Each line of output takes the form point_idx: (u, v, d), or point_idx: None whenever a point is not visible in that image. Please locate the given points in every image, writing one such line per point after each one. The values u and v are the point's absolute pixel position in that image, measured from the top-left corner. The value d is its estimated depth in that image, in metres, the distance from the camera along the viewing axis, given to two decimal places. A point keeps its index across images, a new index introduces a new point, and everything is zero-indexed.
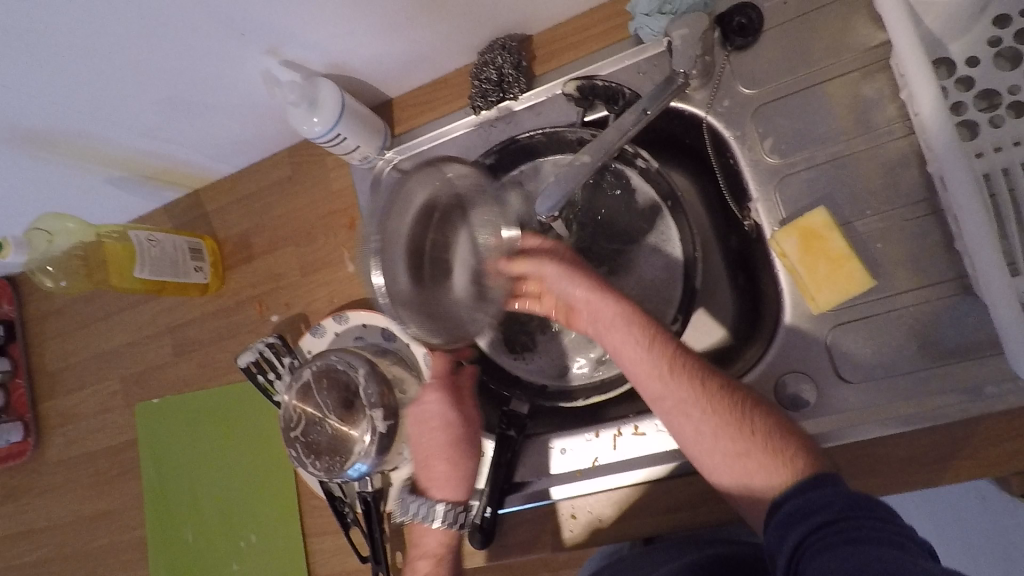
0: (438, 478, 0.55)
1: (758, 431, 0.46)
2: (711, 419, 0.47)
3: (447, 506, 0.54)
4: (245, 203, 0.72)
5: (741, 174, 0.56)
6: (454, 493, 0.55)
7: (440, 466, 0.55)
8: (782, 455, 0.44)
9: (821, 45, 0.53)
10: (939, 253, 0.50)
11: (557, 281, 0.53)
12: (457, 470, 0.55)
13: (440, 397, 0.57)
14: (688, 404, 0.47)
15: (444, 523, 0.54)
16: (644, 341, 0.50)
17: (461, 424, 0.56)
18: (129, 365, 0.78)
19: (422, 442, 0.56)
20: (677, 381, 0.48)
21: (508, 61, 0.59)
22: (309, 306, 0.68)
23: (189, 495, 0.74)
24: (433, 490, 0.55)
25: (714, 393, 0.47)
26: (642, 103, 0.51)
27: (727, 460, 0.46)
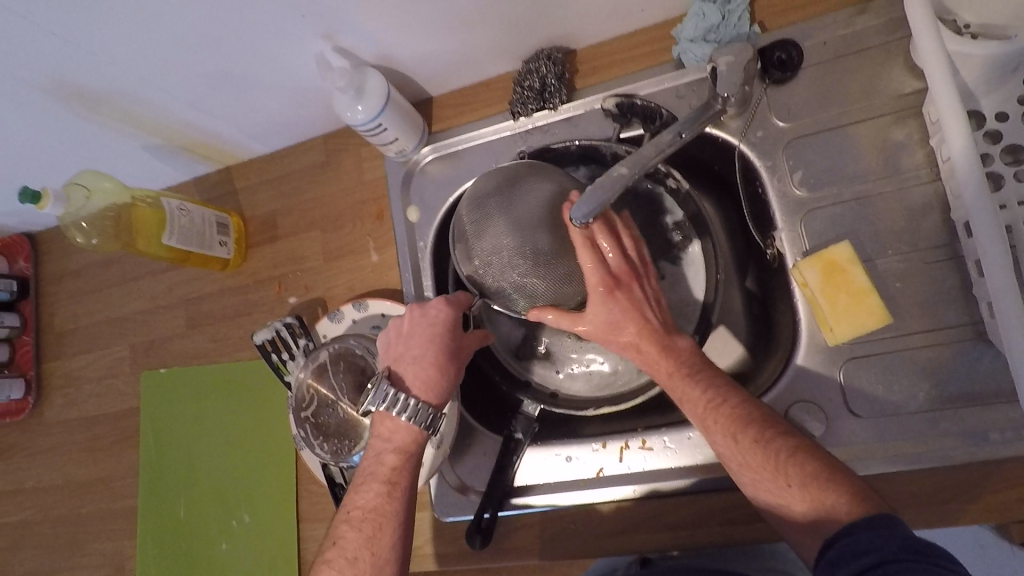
0: (418, 376, 0.53)
1: (791, 472, 0.43)
2: (767, 478, 0.44)
3: (421, 404, 0.52)
4: (275, 184, 0.73)
5: (768, 205, 0.57)
6: (429, 394, 0.53)
7: (417, 366, 0.53)
8: (817, 499, 0.41)
9: (856, 87, 0.55)
10: (956, 297, 0.51)
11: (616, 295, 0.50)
12: (436, 372, 0.53)
13: (446, 305, 0.55)
14: (744, 464, 0.45)
15: (411, 418, 0.52)
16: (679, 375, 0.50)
17: (460, 335, 0.55)
18: (140, 333, 0.78)
19: (403, 340, 0.54)
20: (718, 402, 0.47)
21: (552, 72, 0.61)
22: (327, 291, 0.69)
23: (184, 468, 0.73)
24: (408, 388, 0.53)
25: (747, 434, 0.45)
26: (679, 125, 0.53)
27: (771, 498, 0.44)
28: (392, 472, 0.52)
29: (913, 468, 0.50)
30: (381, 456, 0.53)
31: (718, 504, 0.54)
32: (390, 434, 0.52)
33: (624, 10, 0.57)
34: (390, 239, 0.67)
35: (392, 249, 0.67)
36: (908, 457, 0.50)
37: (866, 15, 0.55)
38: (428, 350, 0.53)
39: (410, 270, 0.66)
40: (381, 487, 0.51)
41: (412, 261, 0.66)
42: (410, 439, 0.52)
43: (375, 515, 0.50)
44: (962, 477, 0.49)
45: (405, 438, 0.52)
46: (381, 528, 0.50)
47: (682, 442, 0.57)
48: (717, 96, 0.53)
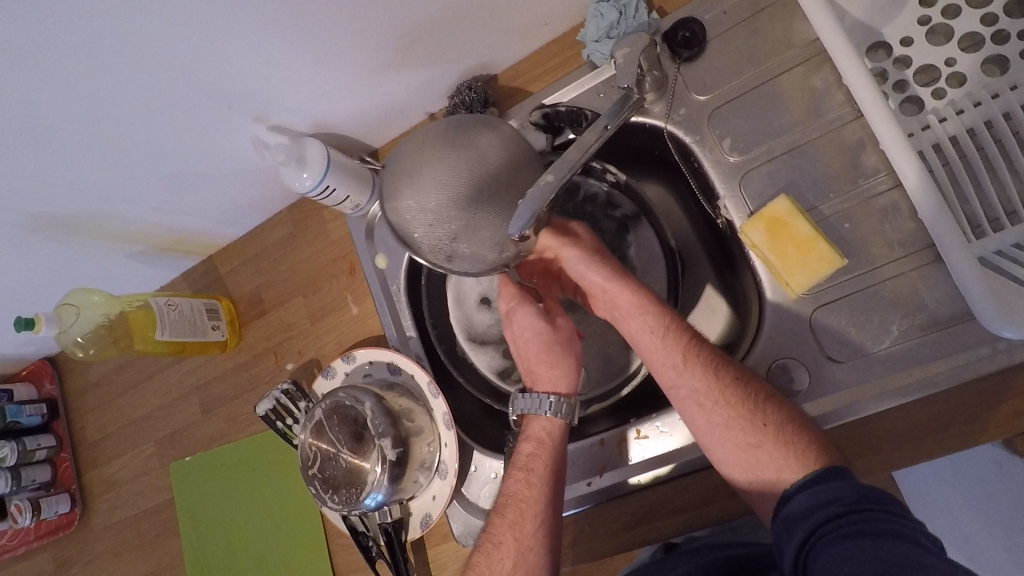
0: (547, 374, 0.57)
1: (769, 425, 0.47)
2: (743, 427, 0.47)
3: (555, 398, 0.55)
4: (254, 262, 0.77)
5: (707, 176, 0.58)
6: (562, 385, 0.56)
7: (539, 370, 0.57)
8: (797, 453, 0.45)
9: (763, 47, 0.56)
10: (907, 224, 0.51)
11: (578, 266, 0.56)
12: (562, 366, 0.57)
13: (524, 307, 0.58)
14: (722, 414, 0.48)
15: (555, 413, 0.55)
16: (660, 331, 0.51)
17: (554, 325, 0.58)
18: (162, 428, 0.82)
19: (520, 350, 0.59)
20: (690, 369, 0.50)
21: (474, 99, 0.63)
22: (320, 351, 0.72)
23: (224, 546, 0.76)
24: (539, 385, 0.57)
25: (726, 386, 0.48)
26: (603, 120, 0.55)
27: (737, 451, 0.47)
28: (529, 459, 0.55)
29: (904, 402, 0.49)
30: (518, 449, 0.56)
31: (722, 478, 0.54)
32: (529, 436, 0.56)
33: (528, 28, 0.60)
34: (366, 289, 0.70)
35: (370, 298, 0.70)
36: (898, 392, 0.49)
37: None
38: (541, 350, 0.57)
39: (388, 314, 0.68)
40: (522, 474, 0.54)
41: (389, 305, 0.69)
42: (557, 432, 0.55)
43: (518, 502, 0.53)
44: (953, 400, 0.48)
45: (554, 428, 0.56)
46: (528, 512, 0.52)
47: (675, 424, 0.57)
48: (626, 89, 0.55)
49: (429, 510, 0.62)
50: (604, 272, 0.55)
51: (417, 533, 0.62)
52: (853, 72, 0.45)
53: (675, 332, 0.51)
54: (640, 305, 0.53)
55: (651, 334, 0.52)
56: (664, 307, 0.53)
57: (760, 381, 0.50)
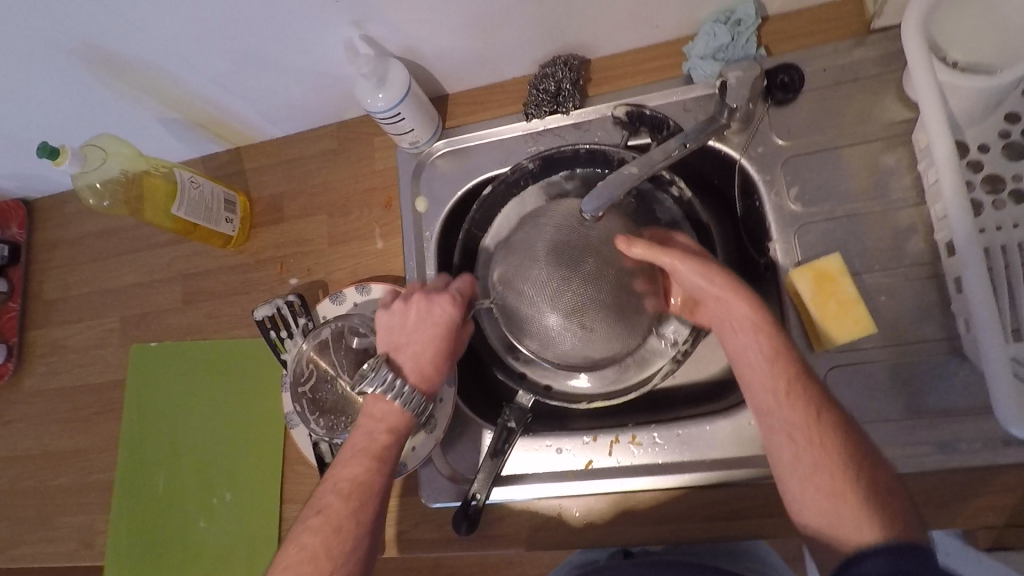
0: (415, 361, 0.53)
1: (859, 479, 0.41)
2: (832, 477, 0.41)
3: (409, 390, 0.52)
4: (285, 167, 0.74)
5: (765, 216, 0.60)
6: (421, 386, 0.53)
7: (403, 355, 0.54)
8: (880, 521, 0.39)
9: (851, 113, 0.59)
10: (935, 313, 0.54)
11: (687, 273, 0.52)
12: (435, 363, 0.54)
13: (452, 304, 0.55)
14: (810, 461, 0.42)
15: (404, 405, 0.51)
16: (771, 354, 0.46)
17: (459, 334, 0.56)
18: (133, 306, 0.78)
19: (398, 327, 0.54)
20: (788, 385, 0.45)
21: (567, 77, 0.63)
22: (330, 274, 0.70)
23: (166, 442, 0.73)
24: (401, 371, 0.53)
25: (824, 428, 0.43)
26: (685, 135, 0.56)
27: (818, 507, 0.41)
28: (375, 442, 0.50)
29: (887, 471, 0.53)
30: (371, 435, 0.51)
31: (700, 501, 0.56)
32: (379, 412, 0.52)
33: (641, 25, 0.61)
34: (398, 227, 0.69)
35: (398, 236, 0.69)
36: (886, 461, 0.53)
37: (864, 47, 0.59)
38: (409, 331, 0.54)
39: (414, 258, 0.67)
40: (369, 461, 0.49)
41: (417, 249, 0.67)
42: (402, 426, 0.51)
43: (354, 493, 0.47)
44: (931, 482, 0.52)
45: (396, 420, 0.51)
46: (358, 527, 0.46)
47: (670, 440, 0.58)
48: (728, 109, 0.57)
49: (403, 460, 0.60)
50: (706, 275, 0.51)
51: None
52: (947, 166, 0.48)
53: (769, 341, 0.47)
54: (752, 319, 0.48)
55: (750, 338, 0.48)
56: (779, 328, 0.48)
57: (865, 435, 0.44)
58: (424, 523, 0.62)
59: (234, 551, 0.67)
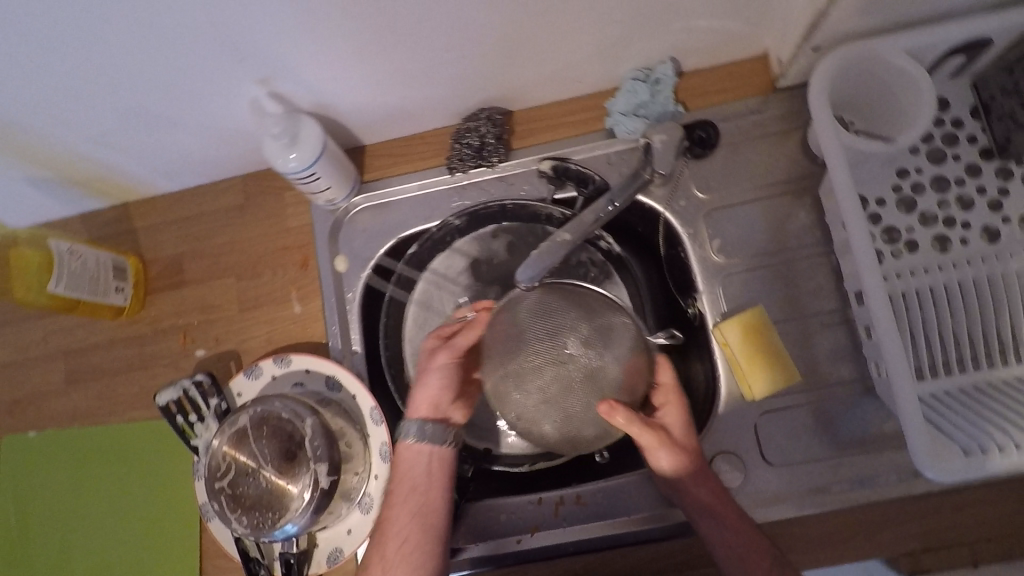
0: (438, 404, 0.56)
1: None
2: None
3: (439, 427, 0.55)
4: (182, 225, 0.67)
5: (689, 269, 0.62)
6: (451, 416, 0.57)
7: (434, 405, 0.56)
8: None
9: (763, 166, 0.62)
10: (847, 356, 0.58)
11: (653, 447, 0.51)
12: (451, 394, 0.57)
13: (472, 330, 0.56)
14: None
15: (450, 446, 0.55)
16: (714, 503, 0.51)
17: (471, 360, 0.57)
18: (1, 390, 0.67)
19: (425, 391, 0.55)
20: (721, 511, 0.51)
21: (492, 131, 0.62)
22: (242, 343, 0.64)
23: (54, 547, 0.64)
24: (421, 408, 0.56)
25: (767, 555, 0.49)
26: (611, 193, 0.56)
27: None
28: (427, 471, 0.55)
29: (818, 511, 0.55)
30: (405, 496, 0.53)
31: (648, 557, 0.56)
32: (407, 474, 0.54)
33: (562, 79, 0.60)
34: (316, 289, 0.64)
35: (318, 299, 0.64)
36: (814, 501, 0.56)
37: (770, 104, 0.61)
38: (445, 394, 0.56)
39: (337, 322, 0.63)
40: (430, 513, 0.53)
41: (340, 313, 0.63)
42: (443, 469, 0.55)
43: None
44: (857, 517, 0.55)
45: (436, 461, 0.55)
46: None
47: (615, 498, 0.58)
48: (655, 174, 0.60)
49: (340, 545, 0.57)
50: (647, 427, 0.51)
51: (320, 569, 0.57)
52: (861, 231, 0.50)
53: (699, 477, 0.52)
54: (697, 478, 0.52)
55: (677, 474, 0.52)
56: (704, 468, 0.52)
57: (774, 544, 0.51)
58: None
59: None
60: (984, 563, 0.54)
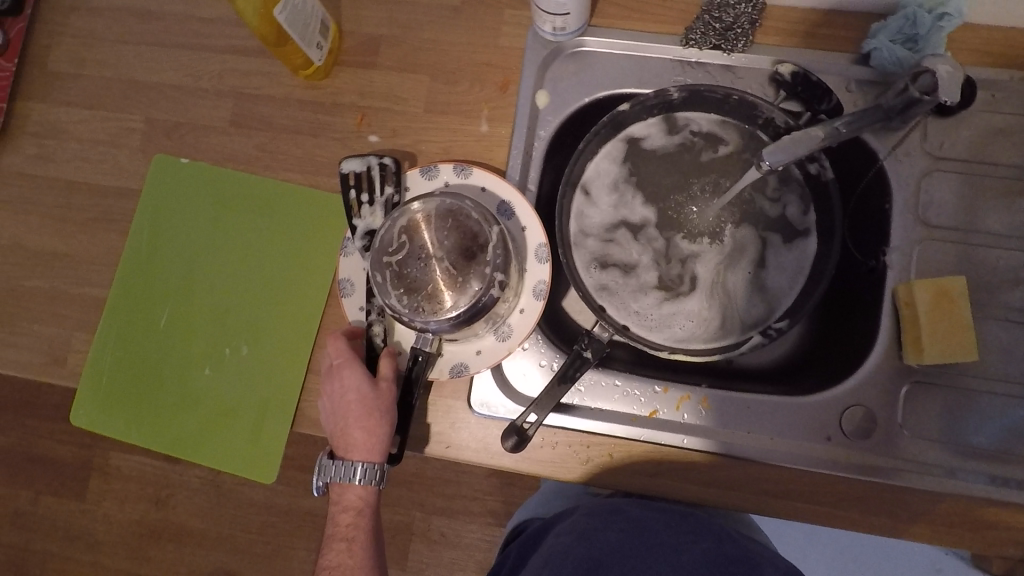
0: (360, 443, 0.55)
1: None
2: None
3: (369, 466, 0.55)
4: (391, 8, 0.65)
5: (890, 220, 0.59)
6: (372, 456, 0.55)
7: (353, 448, 0.55)
8: None
9: (1002, 145, 0.58)
10: (1021, 361, 0.56)
11: None
12: (378, 433, 0.55)
13: (337, 342, 0.56)
14: None
15: (367, 479, 0.56)
16: None
17: (385, 393, 0.55)
18: (167, 111, 0.66)
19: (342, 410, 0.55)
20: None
21: (747, 14, 0.58)
22: (418, 144, 0.63)
23: (181, 276, 0.63)
24: (354, 451, 0.55)
25: None
26: (846, 119, 0.52)
27: None
28: (356, 440, 0.55)
29: (938, 491, 0.55)
30: (337, 515, 0.58)
31: (753, 475, 0.56)
32: (348, 507, 0.57)
33: None
34: (509, 115, 0.62)
35: (507, 125, 0.62)
36: (934, 479, 0.55)
37: None
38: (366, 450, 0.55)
39: (521, 153, 0.61)
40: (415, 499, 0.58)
41: (527, 144, 0.61)
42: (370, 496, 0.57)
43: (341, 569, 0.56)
44: (970, 507, 0.54)
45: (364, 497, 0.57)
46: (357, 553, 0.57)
47: (738, 411, 0.58)
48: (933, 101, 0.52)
49: (466, 362, 0.57)
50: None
51: (439, 376, 0.57)
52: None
53: None
54: None
55: None
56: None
57: None
58: (465, 430, 0.58)
59: (239, 413, 0.61)
60: None
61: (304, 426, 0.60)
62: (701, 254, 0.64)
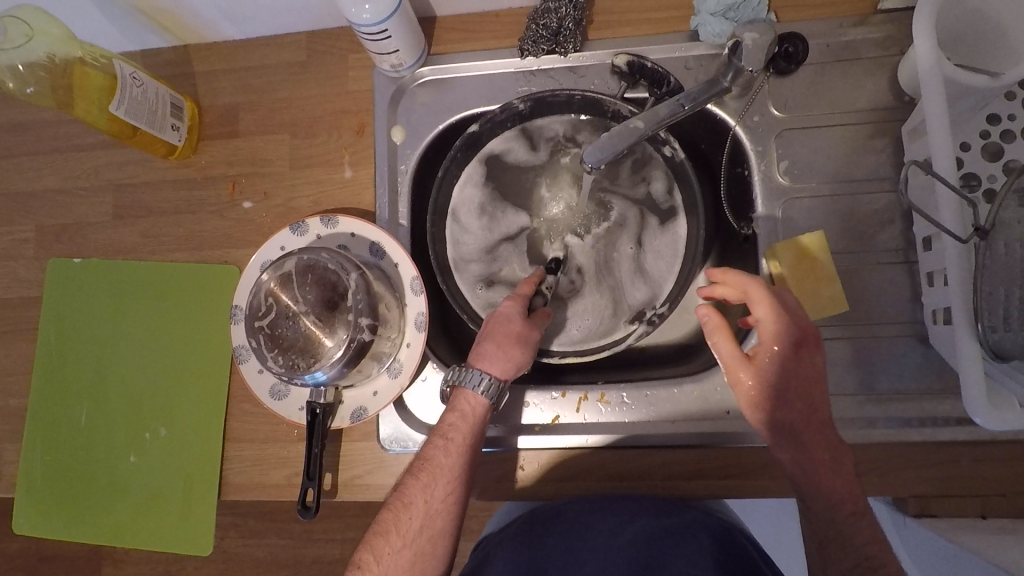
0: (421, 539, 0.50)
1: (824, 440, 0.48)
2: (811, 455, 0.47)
3: (493, 380, 0.53)
4: (242, 75, 0.66)
5: (751, 186, 0.60)
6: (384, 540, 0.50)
7: (413, 508, 0.50)
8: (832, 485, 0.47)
9: (845, 92, 0.58)
10: (901, 301, 0.57)
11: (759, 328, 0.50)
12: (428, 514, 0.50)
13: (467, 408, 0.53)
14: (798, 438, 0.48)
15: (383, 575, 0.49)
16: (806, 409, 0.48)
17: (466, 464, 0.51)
18: (52, 216, 0.68)
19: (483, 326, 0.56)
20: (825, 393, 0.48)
21: (571, 15, 0.59)
22: (289, 201, 0.64)
23: (94, 372, 0.66)
24: (493, 362, 0.53)
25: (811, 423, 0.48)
26: (683, 96, 0.53)
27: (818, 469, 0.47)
28: (449, 428, 0.52)
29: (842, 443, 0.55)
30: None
31: (658, 461, 0.57)
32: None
33: None
34: (370, 157, 0.63)
35: (370, 166, 0.63)
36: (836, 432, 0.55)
37: (867, 26, 0.58)
38: (422, 511, 0.50)
39: (386, 192, 0.63)
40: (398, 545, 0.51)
41: (391, 183, 0.63)
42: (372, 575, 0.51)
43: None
44: (874, 453, 0.55)
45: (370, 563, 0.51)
46: None
47: (637, 401, 0.59)
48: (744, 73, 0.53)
49: (365, 404, 0.59)
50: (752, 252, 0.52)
51: (343, 424, 0.59)
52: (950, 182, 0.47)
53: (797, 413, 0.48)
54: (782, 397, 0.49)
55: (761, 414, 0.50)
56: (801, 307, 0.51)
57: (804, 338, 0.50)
58: (380, 469, 0.60)
59: (170, 492, 0.63)
60: (995, 515, 0.53)
61: (232, 492, 0.62)
62: (583, 253, 0.65)
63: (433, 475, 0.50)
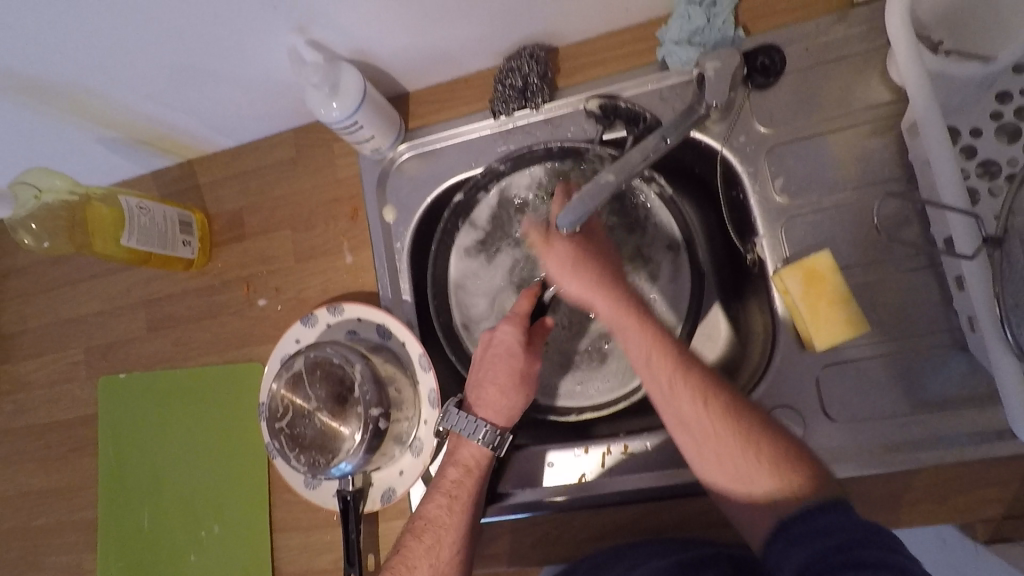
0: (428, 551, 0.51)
1: (758, 443, 0.45)
2: (734, 449, 0.45)
3: (492, 428, 0.55)
4: (241, 180, 0.70)
5: (750, 210, 0.57)
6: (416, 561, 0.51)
7: (420, 572, 0.50)
8: (782, 473, 0.44)
9: (835, 94, 0.55)
10: (935, 307, 0.52)
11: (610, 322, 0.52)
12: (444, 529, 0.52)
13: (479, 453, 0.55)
14: (712, 436, 0.46)
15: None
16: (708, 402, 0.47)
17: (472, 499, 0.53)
18: (97, 337, 0.74)
19: (476, 362, 0.58)
20: (707, 407, 0.47)
21: (535, 71, 0.59)
22: (299, 293, 0.67)
23: (150, 478, 0.70)
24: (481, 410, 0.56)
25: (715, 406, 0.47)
26: (663, 129, 0.52)
27: (736, 473, 0.45)
28: (454, 486, 0.54)
29: (892, 471, 0.51)
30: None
31: (694, 508, 0.54)
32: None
33: (607, 10, 0.56)
34: (366, 239, 0.65)
35: (367, 249, 0.65)
36: (882, 460, 0.51)
37: (846, 22, 0.55)
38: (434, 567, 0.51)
39: (386, 271, 0.64)
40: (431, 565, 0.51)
41: (389, 262, 0.64)
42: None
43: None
44: (929, 476, 0.50)
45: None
46: None
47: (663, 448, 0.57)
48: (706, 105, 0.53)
49: (392, 485, 0.60)
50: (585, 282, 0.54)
51: (375, 506, 0.60)
52: (952, 193, 0.44)
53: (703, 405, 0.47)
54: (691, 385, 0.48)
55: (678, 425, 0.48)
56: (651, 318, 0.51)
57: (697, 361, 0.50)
58: None
59: None
60: None
61: None
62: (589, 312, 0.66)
63: (436, 537, 0.51)
